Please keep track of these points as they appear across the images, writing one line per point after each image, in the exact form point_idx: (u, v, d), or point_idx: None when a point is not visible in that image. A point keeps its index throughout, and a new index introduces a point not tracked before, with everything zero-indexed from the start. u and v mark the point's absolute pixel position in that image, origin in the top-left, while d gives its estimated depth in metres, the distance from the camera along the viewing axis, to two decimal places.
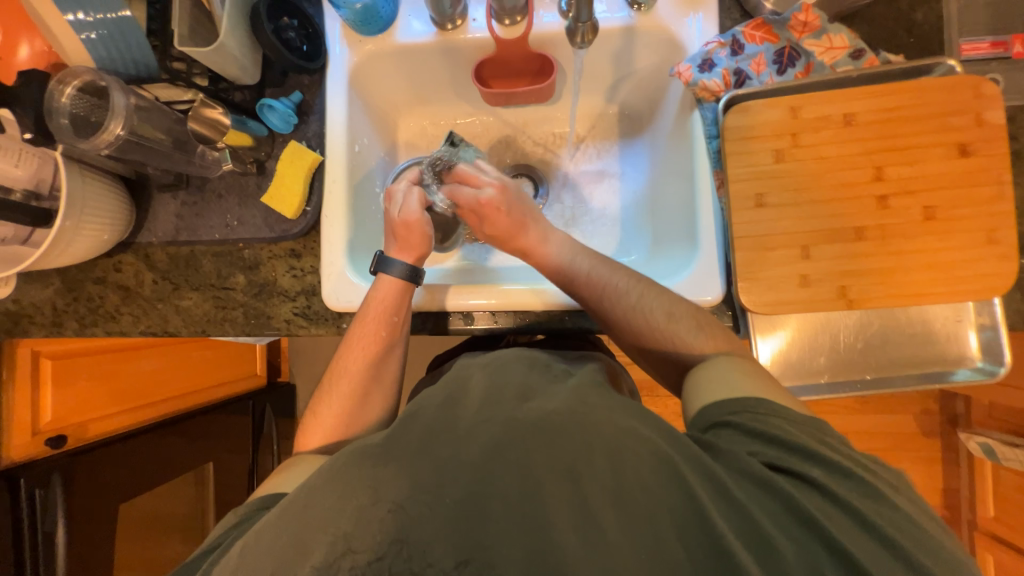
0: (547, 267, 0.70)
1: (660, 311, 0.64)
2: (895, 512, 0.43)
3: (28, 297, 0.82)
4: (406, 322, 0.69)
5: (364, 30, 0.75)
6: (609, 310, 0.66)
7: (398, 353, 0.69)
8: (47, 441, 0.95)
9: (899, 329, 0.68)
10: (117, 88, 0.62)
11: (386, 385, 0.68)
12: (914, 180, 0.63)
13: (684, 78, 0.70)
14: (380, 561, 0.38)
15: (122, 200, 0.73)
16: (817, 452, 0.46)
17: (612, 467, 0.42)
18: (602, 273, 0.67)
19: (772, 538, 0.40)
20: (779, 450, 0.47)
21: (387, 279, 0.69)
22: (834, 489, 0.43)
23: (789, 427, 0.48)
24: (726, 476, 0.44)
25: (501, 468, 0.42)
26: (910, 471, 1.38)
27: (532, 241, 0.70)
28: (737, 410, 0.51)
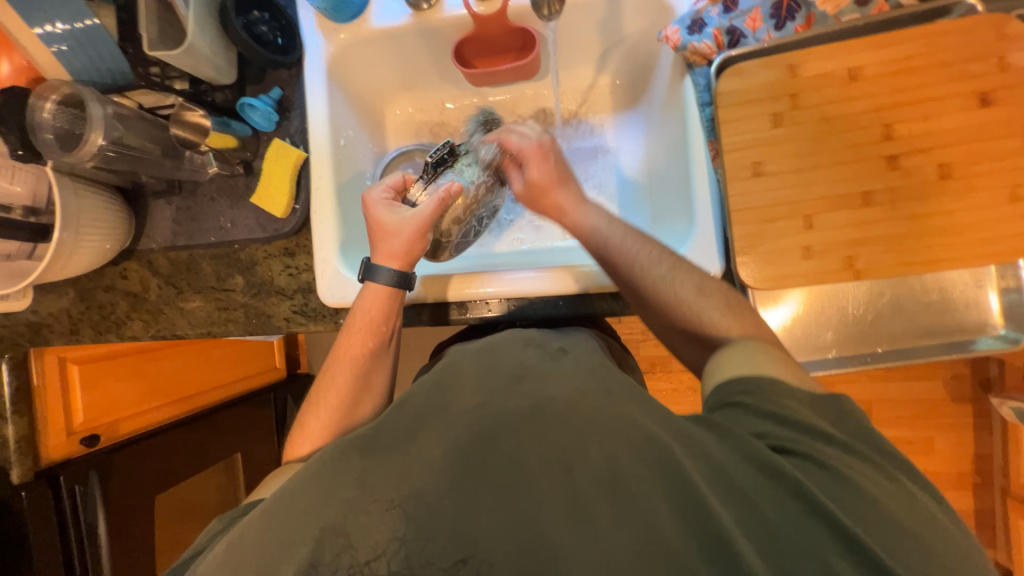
0: (577, 233, 0.67)
1: (692, 285, 0.60)
2: (899, 489, 0.42)
3: (45, 307, 0.86)
4: (397, 327, 0.70)
5: (337, 17, 0.73)
6: (637, 281, 0.62)
7: (387, 356, 0.69)
8: (81, 441, 1.01)
9: (914, 298, 0.64)
10: (92, 99, 0.62)
11: (375, 387, 0.68)
12: (926, 136, 0.58)
13: (673, 43, 0.65)
14: (377, 560, 0.37)
15: (118, 210, 0.75)
16: (821, 428, 0.45)
17: (605, 458, 0.41)
18: (631, 243, 0.63)
19: (775, 528, 0.39)
20: (786, 429, 0.45)
21: (376, 287, 0.68)
22: (839, 467, 0.42)
23: (800, 406, 0.47)
24: (730, 462, 0.42)
25: (490, 460, 0.41)
26: (938, 438, 1.33)
27: (569, 201, 0.67)
28: (752, 389, 0.49)
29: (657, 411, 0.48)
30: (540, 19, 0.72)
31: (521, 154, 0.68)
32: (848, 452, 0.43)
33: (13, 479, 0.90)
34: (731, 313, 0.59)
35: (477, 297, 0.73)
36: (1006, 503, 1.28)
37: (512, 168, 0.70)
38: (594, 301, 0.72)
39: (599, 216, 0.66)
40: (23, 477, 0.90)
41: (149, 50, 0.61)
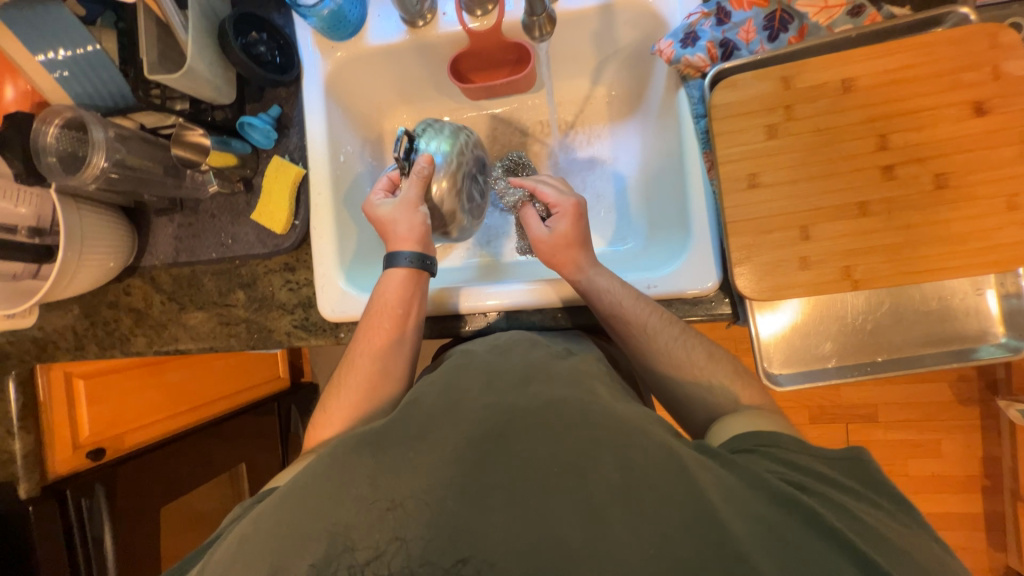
0: (590, 296, 0.67)
1: (703, 351, 0.62)
2: (915, 534, 0.42)
3: (51, 324, 0.87)
4: (415, 311, 0.69)
5: (335, 35, 0.74)
6: (648, 346, 0.63)
7: (409, 332, 0.68)
8: (87, 455, 1.02)
9: (913, 307, 0.64)
10: (94, 122, 0.63)
11: (400, 364, 0.67)
12: (922, 146, 0.58)
13: (666, 56, 0.66)
14: (379, 559, 0.37)
15: (121, 229, 0.76)
16: (838, 478, 0.44)
17: (620, 464, 0.40)
18: (642, 309, 0.64)
19: (793, 548, 0.37)
20: (802, 475, 0.45)
21: (398, 273, 0.68)
22: (853, 510, 0.41)
23: (815, 459, 0.47)
24: (744, 490, 0.41)
25: (497, 463, 0.41)
26: (946, 440, 1.31)
27: (587, 262, 0.68)
28: (771, 443, 0.49)
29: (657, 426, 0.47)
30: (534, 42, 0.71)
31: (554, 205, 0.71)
32: (859, 499, 0.43)
33: (20, 493, 0.91)
34: (739, 377, 0.60)
35: (476, 308, 0.73)
36: (1018, 508, 1.26)
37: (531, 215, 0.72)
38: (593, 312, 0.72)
39: (613, 280, 0.66)
40: (30, 491, 0.92)
41: (149, 74, 0.62)
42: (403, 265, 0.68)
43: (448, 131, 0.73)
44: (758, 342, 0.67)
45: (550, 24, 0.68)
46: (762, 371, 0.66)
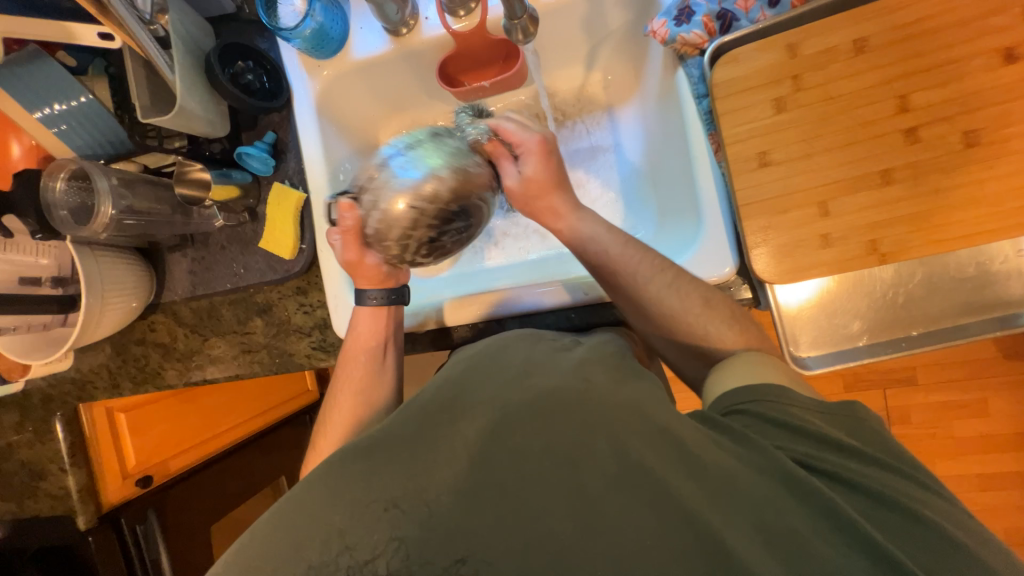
0: (571, 243, 0.64)
1: (698, 298, 0.59)
2: (942, 501, 0.40)
3: (85, 364, 0.91)
4: (392, 337, 0.70)
5: (320, 54, 0.73)
6: (640, 296, 0.60)
7: (387, 357, 0.69)
8: (137, 483, 1.07)
9: (948, 275, 0.60)
10: (97, 172, 0.65)
11: (385, 386, 0.69)
12: (946, 103, 0.53)
13: (661, 37, 0.62)
14: (376, 560, 0.37)
15: (140, 270, 0.77)
16: (851, 445, 0.42)
17: (618, 454, 0.39)
18: (629, 252, 0.61)
19: (803, 536, 0.36)
20: (809, 444, 0.42)
21: (365, 309, 0.69)
22: (869, 483, 0.40)
23: (817, 420, 0.44)
24: (750, 473, 0.39)
25: (508, 462, 0.40)
26: (993, 400, 1.25)
27: (564, 205, 0.63)
28: (760, 398, 0.46)
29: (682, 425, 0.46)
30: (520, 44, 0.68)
31: (518, 145, 0.62)
32: (876, 466, 0.41)
33: (80, 525, 0.96)
34: (737, 325, 0.58)
35: (484, 316, 0.72)
36: None
37: (503, 159, 0.61)
38: (606, 309, 0.71)
39: (598, 225, 0.63)
40: (88, 523, 0.97)
41: (143, 118, 0.63)
42: (371, 303, 0.68)
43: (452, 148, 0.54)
44: (782, 328, 0.64)
45: (533, 25, 0.65)
46: (789, 355, 0.64)
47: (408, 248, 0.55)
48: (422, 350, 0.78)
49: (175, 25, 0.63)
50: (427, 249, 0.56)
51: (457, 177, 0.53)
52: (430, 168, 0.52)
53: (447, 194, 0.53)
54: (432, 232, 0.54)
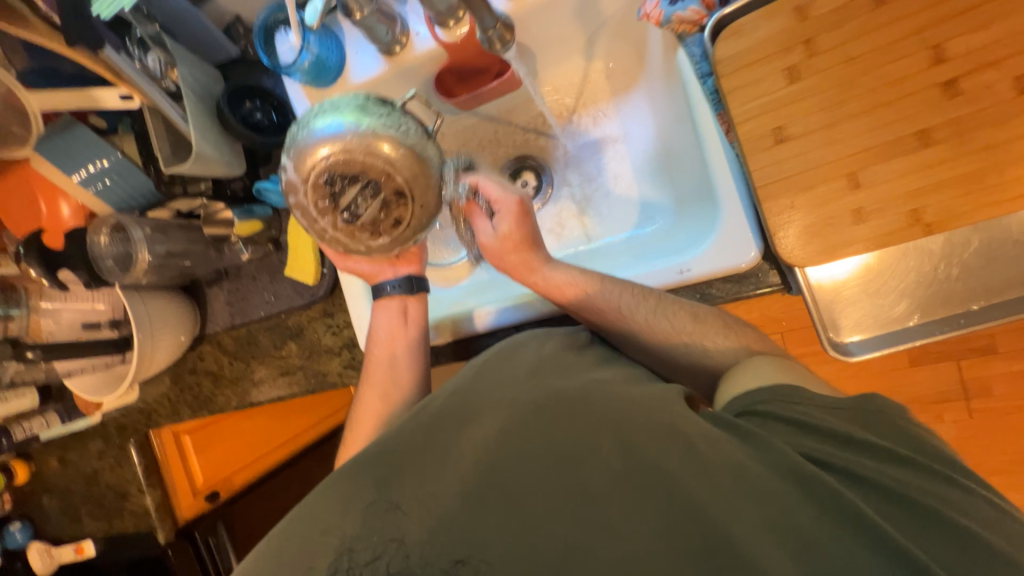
0: (551, 296, 0.63)
1: (686, 315, 0.57)
2: (973, 501, 0.37)
3: (150, 395, 0.97)
4: (411, 331, 0.72)
5: (320, 84, 0.75)
6: (627, 329, 0.58)
7: (405, 351, 0.70)
8: (206, 498, 1.18)
9: (1011, 239, 0.53)
10: (131, 223, 0.71)
11: (408, 382, 0.69)
12: (992, 47, 0.47)
13: (654, 20, 0.60)
14: (377, 560, 0.37)
15: (182, 307, 0.83)
16: (864, 441, 0.39)
17: (621, 446, 0.39)
18: (608, 290, 0.60)
19: (808, 534, 0.34)
20: (817, 439, 0.40)
21: (395, 305, 0.71)
22: (886, 480, 0.37)
23: (828, 416, 0.41)
24: (752, 466, 0.37)
25: (507, 463, 0.40)
26: None
27: (537, 261, 0.63)
28: (765, 397, 0.44)
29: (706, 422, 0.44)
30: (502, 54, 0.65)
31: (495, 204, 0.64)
32: (885, 458, 0.39)
33: (160, 540, 1.04)
34: (731, 334, 0.56)
35: (502, 325, 0.72)
36: None
37: (479, 216, 0.66)
38: None
39: (570, 271, 0.62)
40: (167, 538, 1.05)
41: (166, 167, 0.68)
42: (392, 294, 0.71)
43: (390, 112, 0.51)
44: (818, 314, 0.60)
45: (508, 32, 0.63)
46: (828, 342, 0.59)
47: (332, 212, 0.52)
48: (447, 362, 0.79)
49: (184, 76, 0.67)
50: (353, 215, 0.52)
51: (382, 136, 0.50)
52: (355, 126, 0.50)
53: (372, 157, 0.50)
54: (359, 197, 0.51)
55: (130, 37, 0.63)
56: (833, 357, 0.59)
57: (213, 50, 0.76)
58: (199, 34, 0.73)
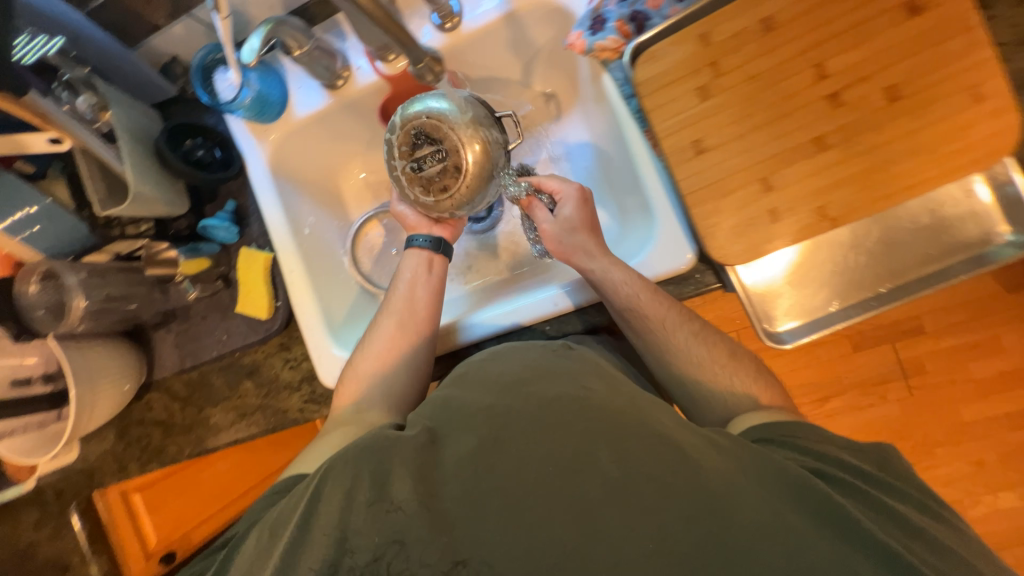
0: (596, 289, 0.64)
1: (724, 349, 0.61)
2: (945, 525, 0.44)
3: (93, 454, 0.89)
4: (426, 271, 0.73)
5: (264, 119, 0.75)
6: (666, 345, 0.62)
7: (423, 288, 0.71)
8: (161, 560, 1.14)
9: (902, 227, 0.60)
10: (64, 269, 0.69)
11: (424, 316, 0.70)
12: (863, 64, 0.54)
13: (579, 48, 0.65)
14: (377, 562, 0.40)
15: (126, 355, 0.79)
16: (868, 474, 0.47)
17: (616, 459, 0.41)
18: (648, 303, 0.61)
19: (800, 535, 0.39)
20: (825, 468, 0.47)
21: (416, 252, 0.73)
22: (882, 503, 0.44)
23: (834, 449, 0.49)
24: (763, 476, 0.43)
25: (498, 462, 0.42)
26: (1006, 334, 1.21)
27: (584, 259, 0.65)
28: (783, 434, 0.51)
29: (656, 416, 0.46)
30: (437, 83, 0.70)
31: (557, 195, 0.68)
32: (873, 483, 0.46)
33: None
34: (692, 329, 0.61)
35: (462, 344, 0.74)
36: None
37: (539, 207, 0.68)
38: (578, 316, 0.71)
39: (628, 273, 0.62)
40: None
41: (101, 210, 0.66)
42: (421, 248, 0.74)
43: (480, 107, 0.62)
44: (750, 304, 0.64)
45: (438, 63, 0.66)
46: (764, 333, 0.64)
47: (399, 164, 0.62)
48: None
49: (118, 118, 0.66)
50: (416, 172, 0.61)
51: (475, 118, 0.60)
52: (445, 105, 0.60)
53: (449, 130, 0.60)
54: (427, 160, 0.61)
55: (57, 80, 0.62)
56: (769, 346, 0.64)
57: (151, 91, 0.76)
58: (134, 77, 0.73)
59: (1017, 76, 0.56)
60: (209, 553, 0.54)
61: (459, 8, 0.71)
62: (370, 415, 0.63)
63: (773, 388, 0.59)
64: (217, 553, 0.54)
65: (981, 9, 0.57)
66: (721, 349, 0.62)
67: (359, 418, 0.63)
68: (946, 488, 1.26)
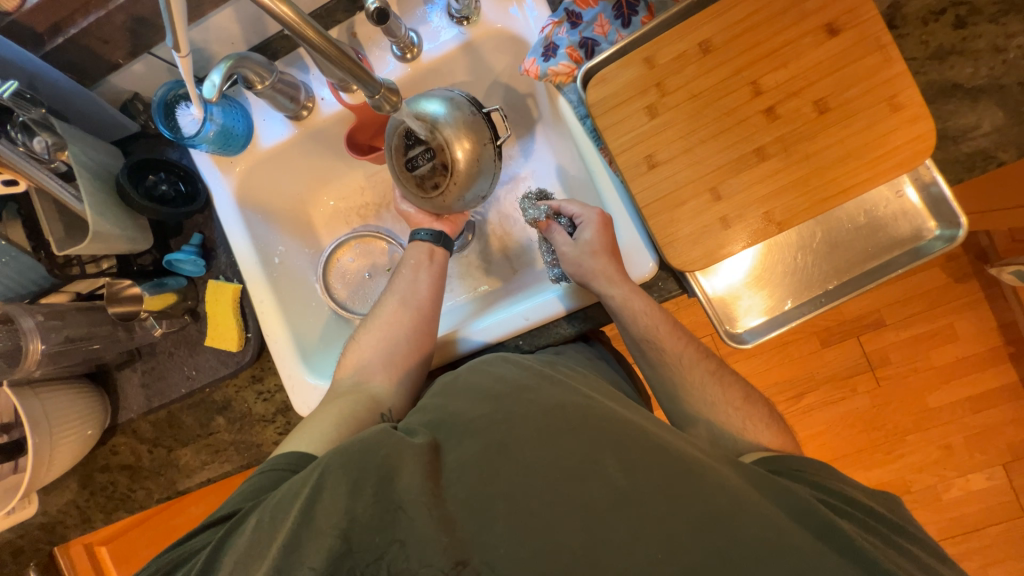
0: (616, 312, 0.65)
1: (738, 391, 0.62)
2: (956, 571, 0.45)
3: (53, 505, 0.84)
4: (431, 254, 0.77)
5: (229, 151, 0.76)
6: (679, 378, 0.64)
7: (428, 272, 0.75)
8: None
9: (843, 228, 0.65)
10: (20, 312, 0.67)
11: (427, 298, 0.73)
12: (793, 80, 0.59)
13: (534, 74, 0.68)
14: (380, 560, 0.42)
15: (88, 398, 0.76)
16: (886, 516, 0.48)
17: (623, 467, 0.42)
18: (667, 337, 0.64)
19: (807, 554, 0.40)
20: (837, 505, 0.48)
21: (421, 246, 0.76)
22: (891, 542, 0.45)
23: (849, 487, 0.50)
24: (774, 506, 0.44)
25: (502, 469, 0.43)
26: (958, 322, 1.29)
27: (608, 282, 0.65)
28: (798, 467, 0.52)
29: (626, 422, 0.48)
30: (392, 115, 0.65)
31: (579, 216, 0.70)
32: (884, 522, 0.47)
33: None
34: (668, 331, 0.64)
35: (439, 362, 0.75)
36: None
37: (558, 229, 0.71)
38: (550, 329, 0.72)
39: (649, 304, 0.64)
40: None
41: (59, 250, 0.65)
42: (425, 242, 0.76)
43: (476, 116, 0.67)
44: (711, 303, 0.67)
45: (395, 94, 0.62)
46: (726, 334, 0.67)
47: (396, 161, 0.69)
48: None
49: (77, 156, 0.65)
50: (412, 171, 0.68)
51: (466, 123, 0.66)
52: (444, 113, 0.66)
53: (445, 138, 0.66)
54: (423, 161, 0.67)
55: (12, 122, 0.62)
56: (732, 347, 0.67)
57: (112, 129, 0.76)
58: (94, 116, 0.73)
59: (930, 86, 0.62)
60: (207, 527, 0.50)
61: (419, 40, 0.73)
62: (371, 386, 0.68)
63: (731, 384, 0.63)
64: (210, 533, 0.50)
65: (893, 29, 0.63)
66: (686, 353, 0.64)
67: (361, 387, 0.67)
68: (920, 475, 1.31)
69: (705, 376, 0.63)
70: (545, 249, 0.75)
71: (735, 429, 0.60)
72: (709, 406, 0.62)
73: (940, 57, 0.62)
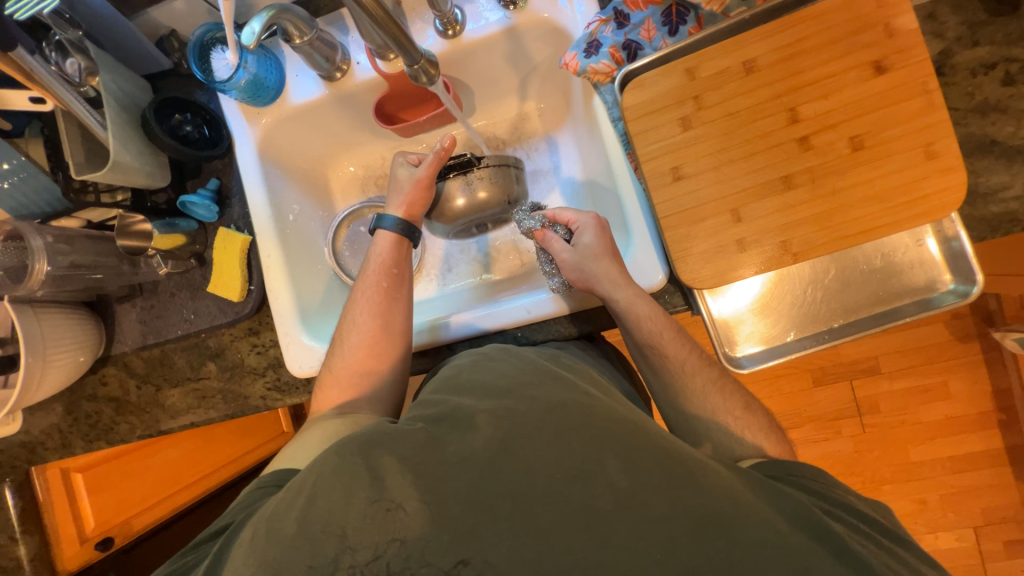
0: (619, 316, 0.65)
1: (739, 401, 0.62)
2: None
3: (36, 426, 0.85)
4: (408, 272, 0.75)
5: (258, 101, 0.76)
6: (680, 390, 0.64)
7: (399, 300, 0.71)
8: (96, 546, 1.06)
9: (858, 268, 0.64)
10: (30, 231, 0.67)
11: (401, 333, 0.70)
12: (831, 112, 0.58)
13: (572, 69, 0.68)
14: (378, 560, 0.40)
15: (85, 325, 0.76)
16: (894, 531, 0.47)
17: (621, 466, 0.43)
18: (671, 343, 0.64)
19: (803, 558, 0.40)
20: (836, 512, 0.48)
21: (386, 236, 0.74)
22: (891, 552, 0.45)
23: (851, 496, 0.50)
24: (776, 516, 0.44)
25: (496, 460, 0.44)
26: (952, 381, 1.28)
27: (607, 292, 0.65)
28: (797, 472, 0.52)
29: (619, 419, 0.48)
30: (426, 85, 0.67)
31: (572, 223, 0.72)
32: (889, 537, 0.47)
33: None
34: (677, 340, 0.64)
35: (431, 344, 0.74)
36: None
37: (553, 237, 0.71)
38: (549, 326, 0.73)
39: (653, 307, 0.64)
40: None
41: (76, 175, 0.65)
42: (390, 230, 0.74)
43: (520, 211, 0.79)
44: (713, 321, 0.67)
45: (435, 67, 0.64)
46: (723, 356, 0.67)
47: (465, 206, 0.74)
48: None
49: (106, 84, 0.65)
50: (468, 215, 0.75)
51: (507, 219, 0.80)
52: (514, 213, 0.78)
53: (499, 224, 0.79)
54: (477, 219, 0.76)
55: (47, 41, 0.61)
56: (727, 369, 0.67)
57: (144, 62, 0.76)
58: (128, 45, 0.72)
59: (969, 139, 0.61)
60: (205, 541, 0.51)
61: (462, 18, 0.73)
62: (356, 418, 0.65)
63: (732, 391, 0.62)
64: (209, 545, 0.51)
65: (940, 76, 0.62)
66: (683, 363, 0.64)
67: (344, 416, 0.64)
68: None
69: (701, 386, 0.63)
70: (544, 260, 0.75)
71: (721, 444, 0.60)
72: (699, 420, 0.62)
73: (983, 111, 0.61)
